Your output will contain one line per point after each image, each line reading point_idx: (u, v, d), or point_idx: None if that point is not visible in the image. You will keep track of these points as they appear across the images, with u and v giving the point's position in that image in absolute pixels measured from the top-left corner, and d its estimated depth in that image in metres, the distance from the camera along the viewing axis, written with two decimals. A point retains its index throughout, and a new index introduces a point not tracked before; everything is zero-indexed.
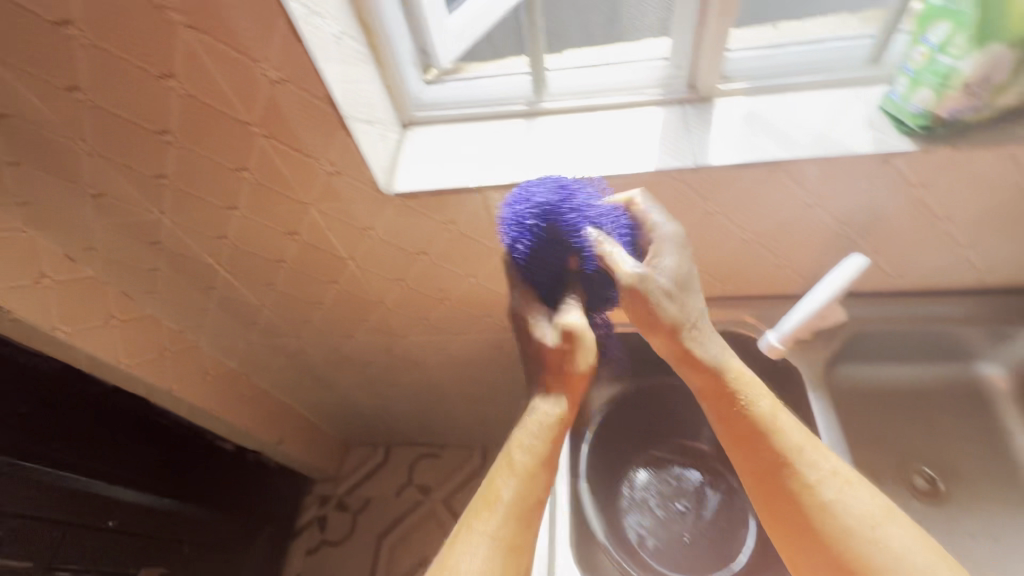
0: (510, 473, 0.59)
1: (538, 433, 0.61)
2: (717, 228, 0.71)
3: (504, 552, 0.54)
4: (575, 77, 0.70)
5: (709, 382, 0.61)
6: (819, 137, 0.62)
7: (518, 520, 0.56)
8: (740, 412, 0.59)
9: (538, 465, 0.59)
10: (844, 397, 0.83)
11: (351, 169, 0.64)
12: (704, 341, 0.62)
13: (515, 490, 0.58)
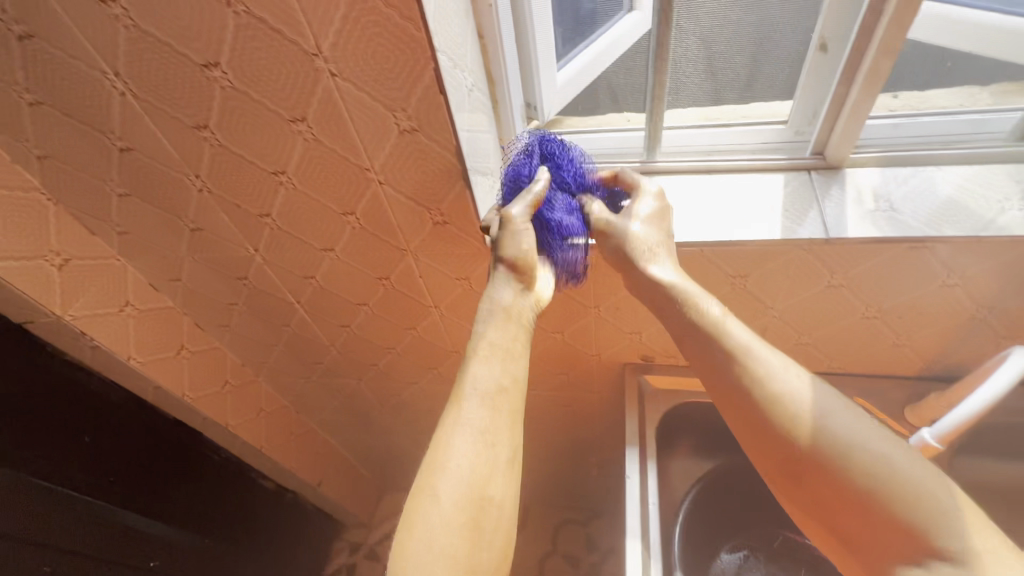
0: (478, 359, 0.51)
1: (497, 315, 0.54)
2: (838, 303, 0.66)
3: (489, 439, 0.47)
4: (690, 138, 0.69)
5: (659, 297, 0.56)
6: (967, 215, 0.57)
7: (496, 406, 0.49)
8: (704, 337, 0.54)
9: (504, 345, 0.52)
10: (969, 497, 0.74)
11: (460, 220, 0.62)
12: (662, 261, 0.57)
13: (488, 374, 0.50)
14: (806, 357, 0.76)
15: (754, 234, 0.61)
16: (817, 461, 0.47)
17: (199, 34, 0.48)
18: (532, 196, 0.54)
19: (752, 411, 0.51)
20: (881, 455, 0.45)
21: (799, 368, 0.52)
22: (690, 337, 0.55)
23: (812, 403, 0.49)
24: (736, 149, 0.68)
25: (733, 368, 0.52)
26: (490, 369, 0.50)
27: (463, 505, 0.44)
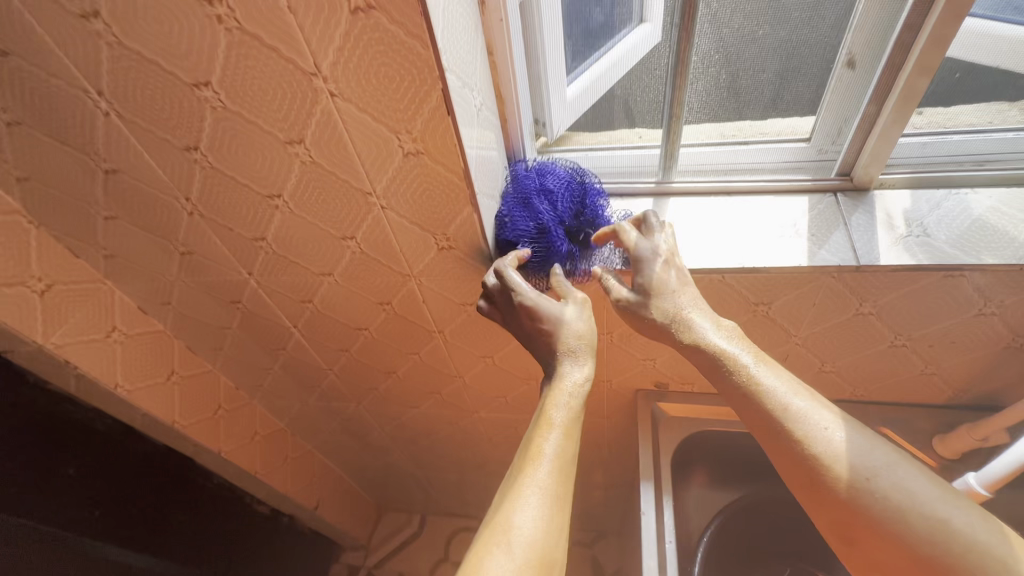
0: (550, 427, 0.50)
1: (569, 395, 0.51)
2: (864, 332, 0.63)
3: (560, 506, 0.45)
4: (710, 156, 0.66)
5: (704, 360, 0.51)
6: (1006, 240, 0.54)
7: (564, 472, 0.47)
8: (743, 396, 0.47)
9: (581, 420, 0.51)
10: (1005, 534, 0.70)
11: (466, 245, 0.59)
12: (702, 325, 0.52)
13: (562, 444, 0.48)
14: (827, 385, 0.73)
15: (778, 259, 0.57)
16: (867, 523, 0.41)
17: (188, 51, 0.44)
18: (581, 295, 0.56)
19: (798, 468, 0.44)
20: (941, 515, 0.40)
21: (846, 415, 0.45)
22: (733, 393, 0.48)
23: (858, 458, 0.43)
24: (755, 169, 0.65)
25: (770, 421, 0.46)
26: (561, 437, 0.49)
27: (531, 572, 0.41)
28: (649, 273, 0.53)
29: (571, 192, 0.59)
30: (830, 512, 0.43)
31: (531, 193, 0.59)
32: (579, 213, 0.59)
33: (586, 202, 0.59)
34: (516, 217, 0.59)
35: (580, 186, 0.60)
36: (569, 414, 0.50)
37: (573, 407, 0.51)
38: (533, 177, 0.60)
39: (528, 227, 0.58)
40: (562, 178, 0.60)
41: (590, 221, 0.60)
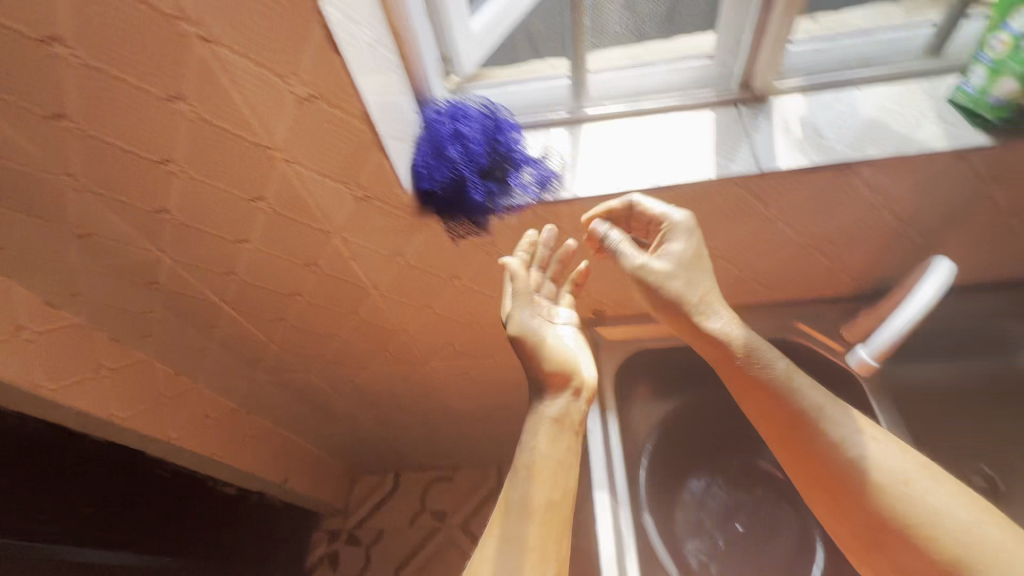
0: (520, 477, 0.57)
1: (551, 424, 0.60)
2: (774, 236, 0.67)
3: (533, 551, 0.53)
4: (618, 81, 0.65)
5: (727, 365, 0.59)
6: (887, 133, 0.58)
7: (551, 505, 0.55)
8: (767, 393, 0.57)
9: (548, 460, 0.58)
10: (900, 401, 0.80)
11: (383, 193, 0.58)
12: (717, 313, 0.59)
13: (542, 479, 0.56)
14: (748, 291, 0.78)
15: (686, 175, 0.59)
16: (842, 489, 0.53)
17: (25, 3, 0.39)
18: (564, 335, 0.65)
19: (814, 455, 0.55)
20: (888, 484, 0.51)
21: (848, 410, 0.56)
22: (743, 379, 0.57)
23: (857, 448, 0.53)
24: (664, 90, 0.66)
25: (756, 411, 0.58)
26: (551, 464, 0.58)
27: None
28: (679, 249, 0.57)
29: (486, 132, 0.58)
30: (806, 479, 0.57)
31: (444, 138, 0.57)
32: (496, 151, 0.58)
33: (501, 139, 0.59)
34: (432, 167, 0.57)
35: (493, 124, 0.59)
36: (553, 449, 0.58)
37: (557, 436, 0.59)
38: (444, 122, 0.59)
39: (446, 178, 0.57)
40: (473, 118, 0.58)
41: (509, 158, 0.59)
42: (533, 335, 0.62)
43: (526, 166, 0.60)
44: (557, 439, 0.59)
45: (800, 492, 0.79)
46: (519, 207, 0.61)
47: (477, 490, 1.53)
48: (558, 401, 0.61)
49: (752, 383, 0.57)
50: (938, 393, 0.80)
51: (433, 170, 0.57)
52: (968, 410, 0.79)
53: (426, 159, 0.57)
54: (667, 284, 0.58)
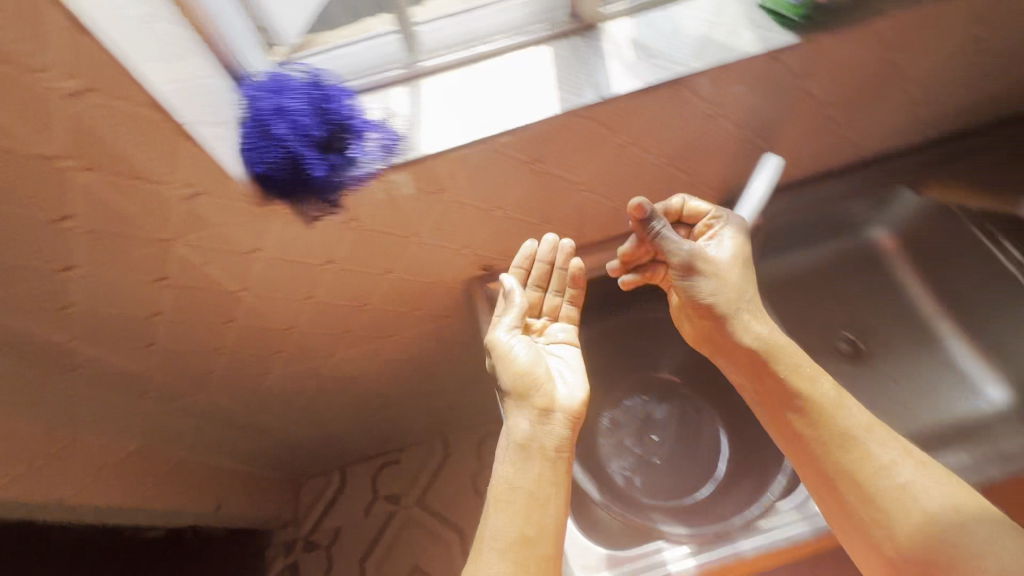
0: (495, 511, 0.59)
1: (516, 450, 0.63)
2: (631, 161, 0.69)
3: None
4: (450, 29, 0.63)
5: (767, 386, 0.62)
6: (710, 44, 0.61)
7: (515, 533, 0.57)
8: (806, 416, 0.60)
9: (518, 493, 0.60)
10: (772, 292, 0.90)
11: (214, 186, 0.53)
12: (755, 322, 0.65)
13: (507, 512, 0.59)
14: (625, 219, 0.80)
15: (533, 114, 0.59)
16: (873, 515, 0.55)
17: None
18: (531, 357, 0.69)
19: (850, 480, 0.56)
20: (942, 513, 0.52)
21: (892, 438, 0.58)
22: (780, 392, 0.62)
23: (894, 473, 0.55)
24: (499, 32, 0.64)
25: (798, 433, 0.60)
26: (521, 493, 0.60)
27: None
28: (731, 241, 0.68)
29: (313, 103, 0.54)
30: (836, 503, 0.57)
31: (265, 117, 0.53)
32: (330, 121, 0.55)
33: (331, 108, 0.55)
34: (259, 149, 0.53)
35: (320, 92, 0.55)
36: (520, 477, 0.61)
37: (524, 461, 0.62)
38: (262, 98, 0.54)
39: (279, 159, 0.53)
40: (294, 89, 0.54)
41: (346, 126, 0.55)
42: (505, 345, 0.69)
43: (365, 130, 0.56)
44: (526, 466, 0.62)
45: (701, 392, 0.85)
46: (370, 174, 0.58)
47: (427, 465, 1.54)
48: (516, 423, 0.64)
49: (796, 402, 0.60)
50: (801, 279, 0.90)
51: (263, 155, 0.53)
52: (828, 288, 0.90)
53: (252, 143, 0.53)
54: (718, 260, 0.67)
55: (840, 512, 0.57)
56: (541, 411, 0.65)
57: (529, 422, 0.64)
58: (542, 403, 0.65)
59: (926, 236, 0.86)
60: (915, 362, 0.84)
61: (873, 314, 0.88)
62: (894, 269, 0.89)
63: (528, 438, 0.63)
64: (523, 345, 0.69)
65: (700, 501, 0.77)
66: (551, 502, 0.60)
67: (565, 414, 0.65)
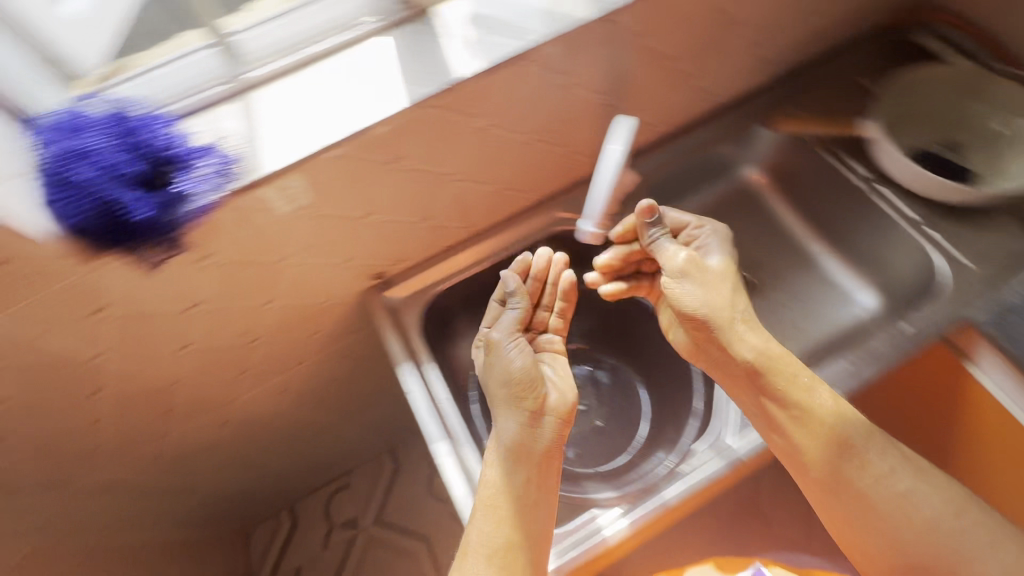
0: (481, 511, 0.60)
1: (505, 454, 0.62)
2: (498, 143, 0.68)
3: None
4: (270, 33, 0.58)
5: (749, 379, 0.64)
6: (546, 14, 0.60)
7: (503, 540, 0.58)
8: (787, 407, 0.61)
9: (507, 499, 0.60)
10: None
11: (18, 247, 0.47)
12: (743, 334, 0.65)
13: (495, 517, 0.59)
14: (508, 202, 0.79)
15: (382, 111, 0.56)
16: (845, 493, 0.60)
17: None
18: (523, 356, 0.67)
19: (825, 467, 0.60)
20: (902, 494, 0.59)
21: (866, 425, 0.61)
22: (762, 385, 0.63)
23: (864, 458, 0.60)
24: (327, 30, 0.59)
25: (783, 424, 0.62)
26: (507, 500, 0.60)
27: None
28: (715, 248, 0.71)
29: (116, 140, 0.49)
30: (842, 512, 0.61)
31: (62, 163, 0.48)
32: (142, 156, 0.50)
33: (140, 142, 0.50)
34: (64, 199, 0.48)
35: (125, 127, 0.50)
36: (508, 482, 0.61)
37: (513, 465, 0.62)
38: (57, 141, 0.49)
39: (86, 208, 0.48)
40: (92, 127, 0.49)
41: (162, 158, 0.51)
42: (500, 345, 0.68)
43: (185, 158, 0.51)
44: (516, 471, 0.61)
45: (615, 352, 0.87)
46: (206, 204, 0.52)
47: (380, 483, 1.49)
48: (506, 425, 0.63)
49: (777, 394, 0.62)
50: None
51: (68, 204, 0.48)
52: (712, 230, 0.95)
53: (55, 193, 0.48)
54: (710, 270, 0.69)
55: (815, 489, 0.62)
56: (532, 415, 0.64)
57: (519, 427, 0.63)
58: (533, 406, 0.64)
59: (787, 167, 0.92)
60: (800, 284, 0.90)
61: (757, 248, 0.93)
62: (768, 201, 0.95)
63: (519, 444, 0.63)
64: (518, 347, 0.67)
65: (626, 461, 0.79)
66: (539, 504, 0.61)
67: (556, 416, 0.65)
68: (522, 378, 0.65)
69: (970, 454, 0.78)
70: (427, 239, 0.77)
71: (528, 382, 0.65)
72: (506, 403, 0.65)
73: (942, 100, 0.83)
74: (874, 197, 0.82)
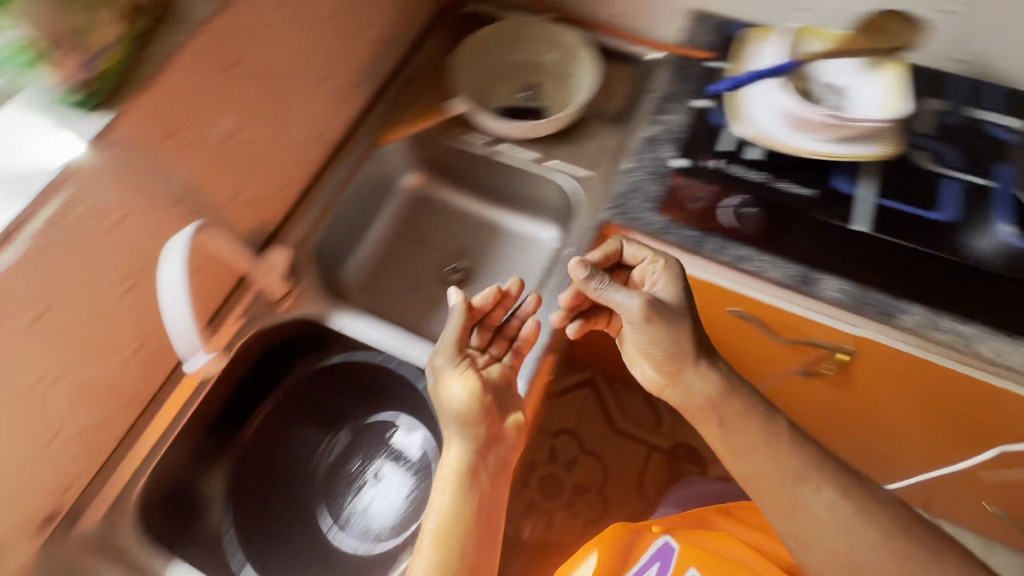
0: (428, 538, 0.59)
1: (452, 483, 0.61)
2: (76, 318, 0.58)
3: None
4: None
5: (703, 402, 0.65)
6: (18, 175, 0.52)
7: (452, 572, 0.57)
8: (762, 438, 0.64)
9: (459, 525, 0.59)
10: (373, 278, 0.96)
11: None
12: (713, 366, 0.65)
13: (441, 549, 0.58)
14: (160, 352, 0.70)
15: None
16: (794, 504, 0.62)
17: None
18: (473, 382, 0.65)
19: (793, 496, 0.62)
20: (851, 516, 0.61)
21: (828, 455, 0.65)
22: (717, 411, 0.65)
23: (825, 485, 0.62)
24: None
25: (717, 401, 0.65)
26: (461, 531, 0.59)
27: None
28: (671, 286, 0.65)
29: None
30: (792, 527, 0.63)
31: None
32: None
33: None
34: None
35: None
36: (457, 511, 0.60)
37: (464, 491, 0.61)
38: None
39: None
40: None
41: None
42: (449, 372, 0.65)
43: None
44: (468, 499, 0.60)
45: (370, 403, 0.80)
46: None
47: None
48: (454, 452, 0.62)
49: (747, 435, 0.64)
50: (386, 249, 0.98)
51: None
52: (409, 242, 1.00)
53: None
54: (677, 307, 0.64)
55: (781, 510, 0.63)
56: (482, 443, 0.63)
57: (467, 449, 0.62)
58: (482, 432, 0.63)
59: (432, 162, 0.98)
60: (498, 247, 0.99)
61: (452, 236, 1.01)
62: (437, 191, 1.01)
63: (474, 462, 0.62)
64: (465, 379, 0.65)
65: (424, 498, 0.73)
66: (484, 532, 0.60)
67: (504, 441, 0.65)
68: (479, 400, 0.63)
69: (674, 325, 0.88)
70: (81, 447, 0.64)
71: (484, 404, 0.64)
72: (458, 427, 0.63)
73: (504, 57, 0.93)
74: (499, 156, 0.90)
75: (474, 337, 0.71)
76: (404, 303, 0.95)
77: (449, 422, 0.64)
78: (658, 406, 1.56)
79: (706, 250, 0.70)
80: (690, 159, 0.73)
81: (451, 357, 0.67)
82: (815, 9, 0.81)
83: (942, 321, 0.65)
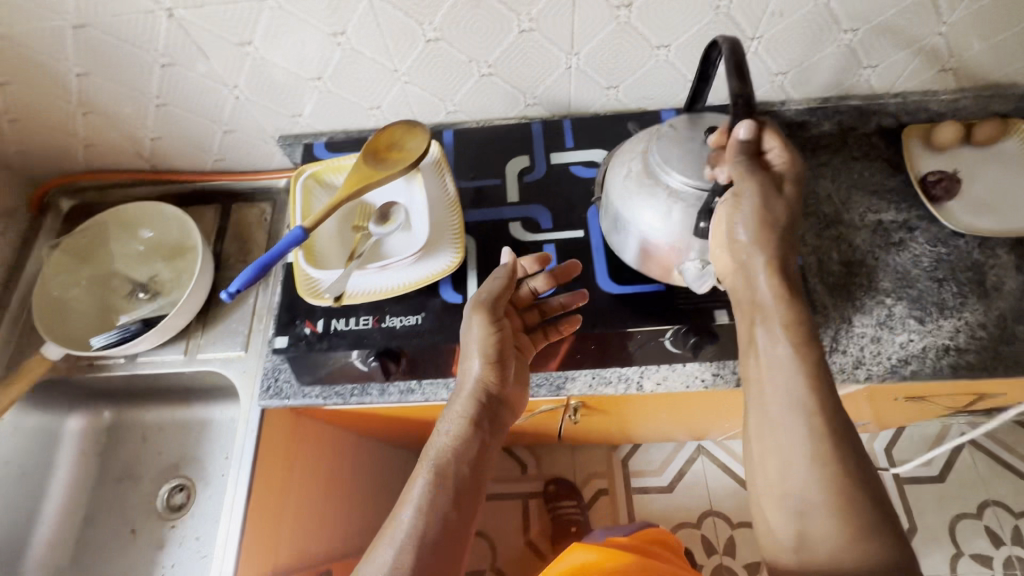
0: (429, 459, 0.56)
1: (466, 409, 0.58)
2: None
3: (418, 554, 0.50)
4: None
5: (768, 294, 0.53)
6: None
7: (440, 515, 0.52)
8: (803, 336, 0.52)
9: (454, 466, 0.56)
10: (72, 547, 0.83)
11: None
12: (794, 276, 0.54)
13: (434, 487, 0.54)
14: None
15: None
16: (790, 404, 0.51)
17: None
18: (487, 329, 0.58)
19: (784, 407, 0.52)
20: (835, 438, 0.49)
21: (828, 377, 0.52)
22: (751, 311, 0.54)
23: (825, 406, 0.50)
24: None
25: (766, 298, 0.53)
26: (459, 469, 0.56)
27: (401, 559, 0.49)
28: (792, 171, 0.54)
29: None
30: (771, 420, 0.52)
31: None
32: None
33: None
34: None
35: None
36: (460, 450, 0.57)
37: (470, 429, 0.58)
38: None
39: None
40: None
41: None
42: (476, 320, 0.59)
43: None
44: (466, 447, 0.57)
45: None
46: None
47: None
48: (470, 377, 0.59)
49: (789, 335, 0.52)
50: (84, 504, 0.86)
51: None
52: (111, 484, 0.87)
53: None
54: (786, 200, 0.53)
55: (771, 419, 0.53)
56: (487, 396, 0.60)
57: (472, 397, 0.59)
58: (498, 382, 0.60)
59: (94, 388, 0.84)
60: (211, 445, 0.87)
61: (158, 456, 0.88)
62: (121, 416, 0.89)
63: (478, 403, 0.58)
64: (483, 336, 0.58)
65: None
66: (475, 498, 0.56)
67: (517, 406, 0.64)
68: (495, 359, 0.59)
69: (392, 420, 0.84)
70: None
71: (498, 371, 0.60)
72: (485, 367, 0.59)
73: (99, 268, 0.80)
74: (145, 371, 0.79)
75: (532, 279, 0.64)
76: (122, 559, 0.82)
77: (469, 353, 0.59)
78: (522, 453, 1.52)
79: (370, 399, 0.67)
80: (288, 336, 0.63)
81: (487, 315, 0.59)
82: (381, 105, 0.75)
83: (681, 366, 0.66)
